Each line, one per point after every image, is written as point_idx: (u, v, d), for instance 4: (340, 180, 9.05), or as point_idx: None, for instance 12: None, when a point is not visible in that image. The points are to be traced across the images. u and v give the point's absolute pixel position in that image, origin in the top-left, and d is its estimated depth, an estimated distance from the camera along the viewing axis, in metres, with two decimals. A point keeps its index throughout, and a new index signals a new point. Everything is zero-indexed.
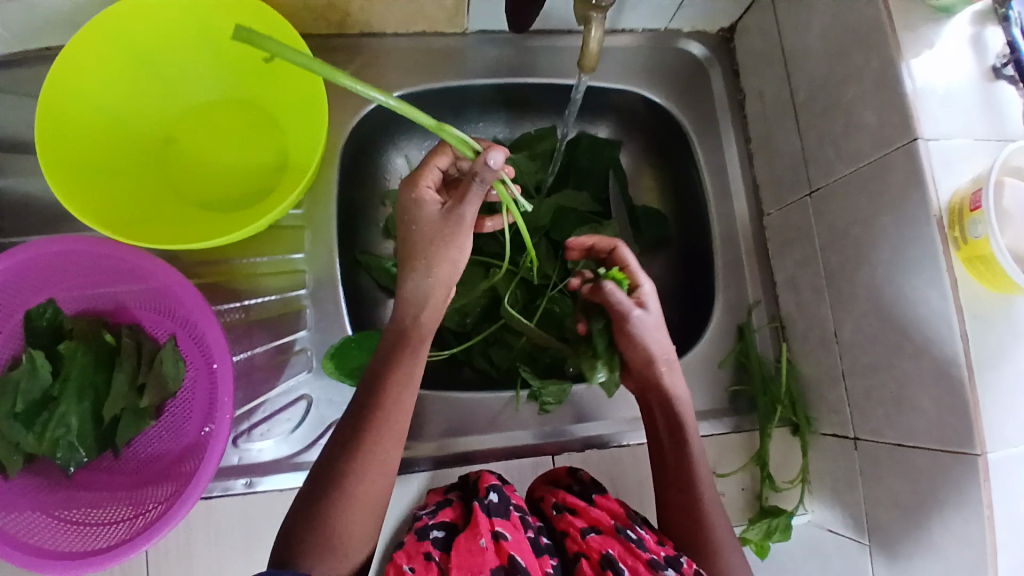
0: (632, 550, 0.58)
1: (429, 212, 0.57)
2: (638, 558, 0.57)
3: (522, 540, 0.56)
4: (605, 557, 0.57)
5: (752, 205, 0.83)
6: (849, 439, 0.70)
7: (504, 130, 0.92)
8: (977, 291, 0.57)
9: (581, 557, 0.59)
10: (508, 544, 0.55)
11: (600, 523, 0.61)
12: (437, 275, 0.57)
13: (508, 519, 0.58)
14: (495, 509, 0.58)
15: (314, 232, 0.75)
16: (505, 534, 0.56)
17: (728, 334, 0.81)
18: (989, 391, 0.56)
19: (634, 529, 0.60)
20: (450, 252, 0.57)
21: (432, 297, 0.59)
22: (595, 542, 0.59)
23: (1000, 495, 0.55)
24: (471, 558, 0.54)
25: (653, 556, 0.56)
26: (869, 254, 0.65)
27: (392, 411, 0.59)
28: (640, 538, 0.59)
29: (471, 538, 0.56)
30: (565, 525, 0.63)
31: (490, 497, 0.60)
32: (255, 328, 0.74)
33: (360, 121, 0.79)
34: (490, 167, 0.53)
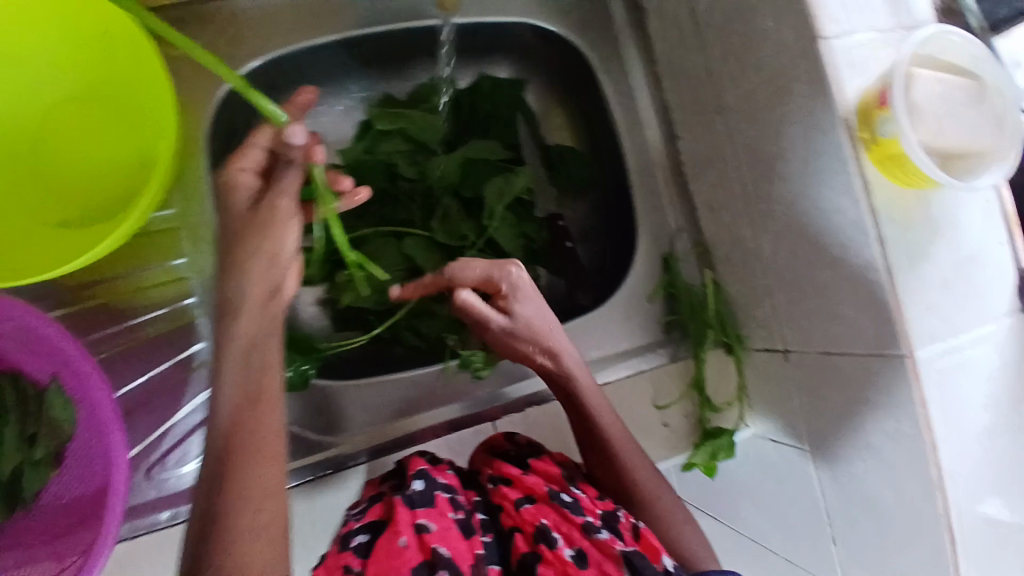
0: (566, 516, 0.58)
1: (241, 200, 0.51)
2: (572, 523, 0.57)
3: (448, 527, 0.55)
4: (539, 528, 0.57)
5: (664, 130, 0.80)
6: (780, 351, 0.71)
7: (393, 85, 0.83)
8: (890, 192, 0.55)
9: (516, 532, 0.58)
10: (430, 537, 0.53)
11: (533, 491, 0.60)
12: (250, 272, 0.49)
13: (432, 507, 0.56)
14: (419, 499, 0.56)
15: (190, 233, 0.68)
16: (427, 526, 0.54)
17: (655, 267, 0.79)
18: (910, 291, 0.56)
19: (570, 491, 0.61)
20: (259, 246, 0.50)
21: (249, 299, 0.50)
22: (528, 514, 0.59)
23: (932, 391, 0.56)
24: (392, 559, 0.52)
25: (588, 519, 0.57)
26: (781, 168, 0.63)
27: None
28: (575, 501, 0.59)
29: (390, 538, 0.53)
30: (501, 499, 0.61)
31: (415, 485, 0.58)
32: (150, 347, 0.67)
33: (224, 98, 0.71)
34: (294, 143, 0.48)
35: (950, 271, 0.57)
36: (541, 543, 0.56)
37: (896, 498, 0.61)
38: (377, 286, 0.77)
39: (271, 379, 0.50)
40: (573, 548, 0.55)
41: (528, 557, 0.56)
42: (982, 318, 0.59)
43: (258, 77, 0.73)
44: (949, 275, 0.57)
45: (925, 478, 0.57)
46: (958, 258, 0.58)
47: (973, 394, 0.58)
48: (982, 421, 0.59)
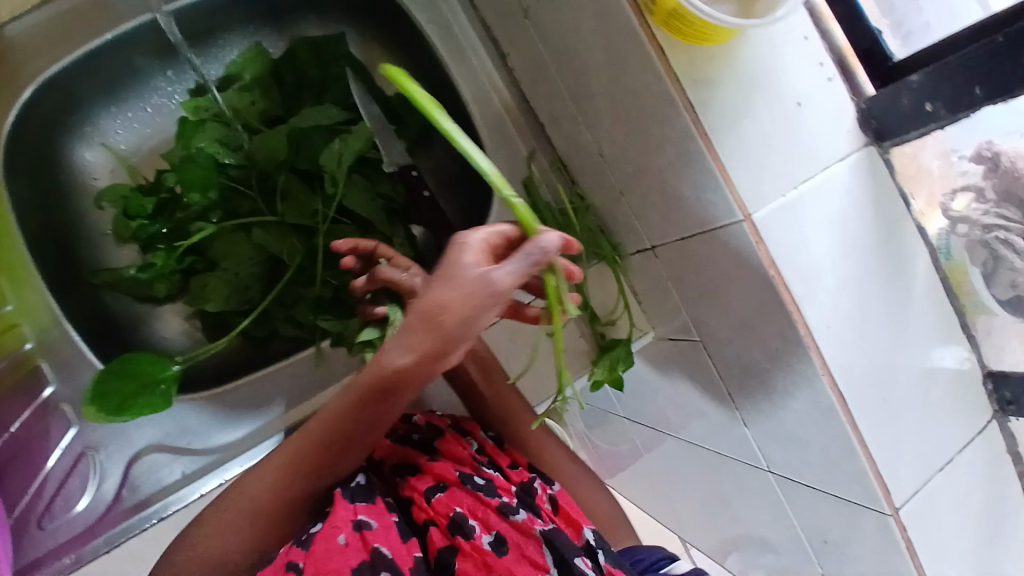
0: (480, 499, 0.56)
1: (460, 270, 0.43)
2: (487, 507, 0.56)
3: (389, 525, 0.56)
4: (453, 519, 0.55)
5: (492, 50, 0.75)
6: (649, 249, 0.67)
7: (206, 66, 0.77)
8: (688, 52, 0.51)
9: (431, 525, 0.57)
10: (371, 537, 0.54)
11: (443, 477, 0.59)
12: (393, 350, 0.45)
13: (374, 504, 0.57)
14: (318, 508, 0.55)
15: (7, 275, 0.64)
16: (368, 523, 0.55)
17: (515, 197, 0.75)
18: (733, 152, 0.52)
19: (482, 473, 0.59)
20: (425, 346, 0.44)
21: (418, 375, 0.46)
22: (441, 505, 0.57)
23: (779, 251, 0.53)
24: None
25: (502, 501, 0.56)
26: (589, 59, 0.59)
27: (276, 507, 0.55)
28: (487, 483, 0.57)
29: (330, 537, 0.54)
30: (411, 491, 0.60)
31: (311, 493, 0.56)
32: (2, 401, 0.64)
33: (14, 129, 0.65)
34: (547, 244, 0.44)
35: (774, 120, 0.53)
36: (456, 534, 0.55)
37: (779, 367, 0.59)
38: (233, 284, 0.72)
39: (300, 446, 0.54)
40: (490, 534, 0.54)
41: (444, 550, 0.55)
42: (822, 164, 0.54)
43: (49, 95, 0.67)
44: (773, 125, 0.53)
45: (795, 340, 0.55)
46: (784, 104, 0.54)
47: (828, 245, 0.55)
48: (844, 268, 0.56)
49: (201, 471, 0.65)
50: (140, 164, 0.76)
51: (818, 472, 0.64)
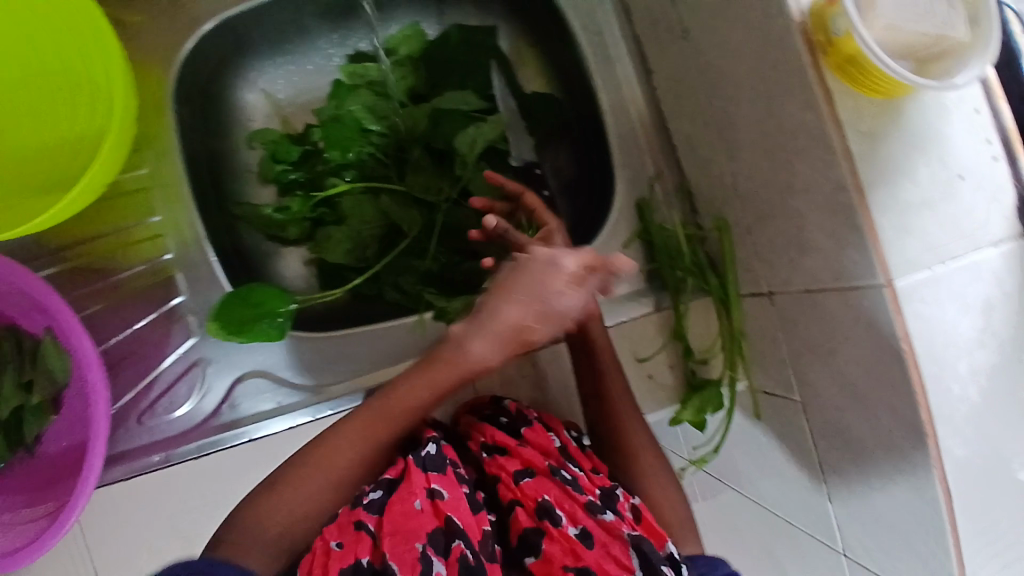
0: (569, 493, 0.60)
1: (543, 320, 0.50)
2: (575, 501, 0.59)
3: (460, 498, 0.58)
4: (541, 503, 0.59)
5: (638, 65, 0.75)
6: (765, 294, 0.65)
7: (366, 37, 0.81)
8: (857, 102, 0.49)
9: (517, 505, 0.60)
10: (445, 506, 0.57)
11: (533, 465, 0.63)
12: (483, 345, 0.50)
13: (444, 475, 0.59)
14: (431, 462, 0.59)
15: (164, 189, 0.70)
16: (442, 494, 0.57)
17: (631, 215, 0.75)
18: (884, 212, 0.50)
19: (569, 469, 0.63)
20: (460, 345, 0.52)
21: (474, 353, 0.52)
22: (530, 489, 0.61)
23: (917, 325, 0.51)
24: (408, 521, 0.56)
25: (591, 498, 0.59)
26: (745, 89, 0.58)
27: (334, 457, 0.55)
28: (574, 479, 0.61)
29: (406, 500, 0.57)
30: (498, 468, 0.64)
31: (427, 449, 0.60)
32: (132, 303, 0.70)
33: (185, 62, 0.72)
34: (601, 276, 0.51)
35: (934, 188, 0.51)
36: (544, 519, 0.58)
37: (883, 446, 0.56)
38: (354, 240, 0.77)
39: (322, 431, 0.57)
40: (577, 527, 0.58)
41: (530, 531, 0.59)
42: (975, 243, 0.51)
43: (222, 39, 0.74)
44: (934, 193, 0.51)
45: (913, 422, 0.52)
46: (946, 175, 0.51)
47: (963, 330, 0.51)
48: (981, 358, 0.52)
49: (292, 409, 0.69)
50: (292, 116, 0.80)
51: (900, 567, 0.59)
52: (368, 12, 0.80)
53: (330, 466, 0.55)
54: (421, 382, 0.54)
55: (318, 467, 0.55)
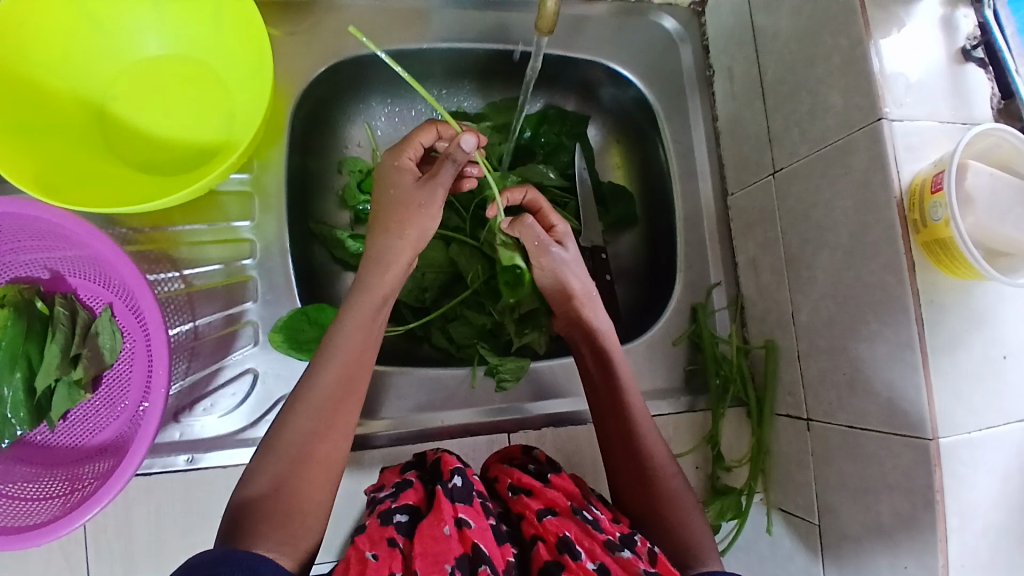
0: (588, 532, 0.58)
1: (406, 179, 0.61)
2: (594, 539, 0.57)
3: (486, 529, 0.57)
4: (562, 539, 0.57)
5: (718, 185, 0.82)
6: (803, 420, 0.71)
7: (470, 100, 0.87)
8: (935, 275, 0.57)
9: (539, 541, 0.58)
10: (472, 533, 0.55)
11: (556, 504, 0.62)
12: (394, 268, 0.61)
13: (471, 505, 0.58)
14: (459, 494, 0.59)
15: (262, 199, 0.72)
16: (468, 521, 0.56)
17: (684, 315, 0.81)
18: (943, 374, 0.56)
19: (590, 511, 0.61)
20: (416, 215, 0.60)
21: (396, 259, 0.60)
22: (551, 525, 0.59)
23: (951, 480, 0.56)
24: (436, 545, 0.54)
25: (609, 537, 0.57)
26: (829, 236, 0.65)
27: (326, 430, 0.56)
28: (595, 519, 0.59)
29: (435, 524, 0.56)
30: (522, 508, 0.63)
31: (454, 481, 0.60)
32: (199, 299, 0.70)
33: (311, 85, 0.75)
34: (462, 149, 0.58)
35: (985, 363, 0.57)
36: (564, 553, 0.56)
37: None
38: (416, 282, 0.81)
39: (357, 375, 0.59)
40: (596, 563, 0.55)
41: (550, 564, 0.56)
42: (1008, 417, 0.58)
43: (347, 69, 0.77)
44: (985, 368, 0.57)
45: (930, 567, 0.56)
46: (993, 354, 0.58)
47: (986, 491, 0.57)
48: (994, 519, 0.57)
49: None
50: (384, 153, 0.84)
51: None
52: (479, 79, 0.85)
53: (348, 382, 0.58)
54: (373, 298, 0.60)
55: (343, 389, 0.57)
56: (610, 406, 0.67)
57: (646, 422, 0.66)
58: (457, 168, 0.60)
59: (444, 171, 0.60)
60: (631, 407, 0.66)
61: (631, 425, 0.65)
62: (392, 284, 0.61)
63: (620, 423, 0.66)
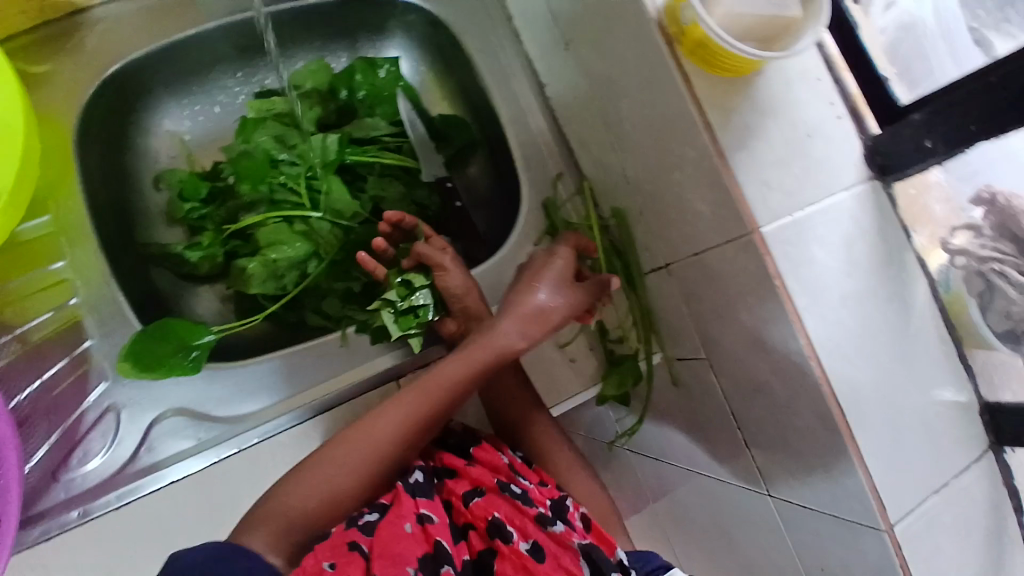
0: (517, 508, 0.61)
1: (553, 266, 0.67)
2: (525, 516, 0.60)
3: (447, 520, 0.60)
4: (492, 522, 0.59)
5: (532, 81, 0.83)
6: (664, 267, 0.71)
7: (272, 76, 0.85)
8: (710, 79, 0.57)
9: (470, 528, 0.61)
10: (434, 528, 0.58)
11: (482, 483, 0.63)
12: (507, 330, 0.65)
13: (433, 498, 0.61)
14: (420, 489, 0.62)
15: (68, 236, 0.69)
16: (430, 516, 0.59)
17: (538, 213, 0.81)
18: (748, 170, 0.56)
19: (518, 483, 0.64)
20: (503, 328, 0.65)
21: (466, 388, 0.65)
22: (479, 508, 0.61)
23: (786, 263, 0.57)
24: (399, 542, 0.56)
25: (540, 511, 0.61)
26: (622, 86, 0.66)
27: (302, 478, 0.60)
28: (524, 493, 0.62)
29: (317, 557, 0.55)
30: (448, 493, 0.64)
31: (416, 476, 0.63)
32: (38, 353, 0.68)
33: (92, 103, 0.73)
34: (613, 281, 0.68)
35: (788, 145, 0.58)
36: (496, 538, 0.58)
37: (780, 380, 0.62)
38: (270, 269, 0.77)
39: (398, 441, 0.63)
40: (528, 542, 0.58)
41: (485, 552, 0.59)
42: (829, 189, 0.59)
43: (128, 78, 0.76)
44: (789, 150, 0.58)
45: (797, 350, 0.58)
46: (796, 134, 0.58)
47: (831, 263, 0.58)
48: (849, 287, 0.59)
49: (213, 444, 0.69)
50: (201, 154, 0.83)
51: (816, 490, 0.64)
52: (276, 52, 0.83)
53: (365, 435, 0.62)
54: (463, 368, 0.64)
55: (350, 448, 0.61)
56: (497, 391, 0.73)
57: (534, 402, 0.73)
58: (585, 288, 0.67)
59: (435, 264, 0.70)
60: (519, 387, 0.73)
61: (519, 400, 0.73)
62: (514, 342, 0.65)
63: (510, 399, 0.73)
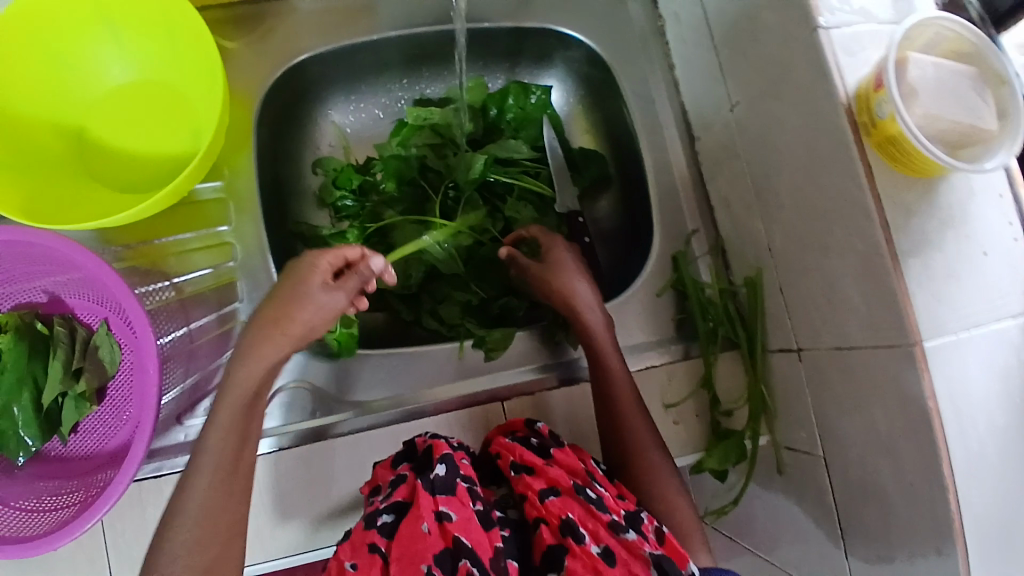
0: (591, 512, 0.59)
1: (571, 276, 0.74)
2: (598, 520, 0.58)
3: (470, 518, 0.57)
4: (566, 521, 0.58)
5: (683, 132, 0.82)
6: (794, 350, 0.69)
7: (433, 86, 0.88)
8: (895, 177, 0.55)
9: (542, 523, 0.60)
10: (452, 526, 0.55)
11: (557, 484, 0.62)
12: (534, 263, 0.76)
13: (455, 496, 0.58)
14: (442, 484, 0.59)
15: (236, 204, 0.75)
16: (449, 515, 0.56)
17: (665, 265, 0.80)
18: (919, 279, 0.55)
19: (593, 488, 0.62)
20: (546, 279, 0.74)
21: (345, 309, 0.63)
22: (554, 507, 0.60)
23: (943, 383, 0.54)
24: (417, 543, 0.56)
25: (614, 518, 0.58)
26: (788, 158, 0.64)
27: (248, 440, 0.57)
28: (598, 497, 0.60)
29: (414, 523, 0.57)
30: (524, 488, 0.63)
31: (438, 470, 0.60)
32: (192, 304, 0.71)
33: (272, 89, 0.78)
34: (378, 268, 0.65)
35: (959, 259, 0.56)
36: (567, 537, 0.57)
37: (905, 498, 0.59)
38: (401, 268, 0.82)
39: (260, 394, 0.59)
40: (599, 546, 0.56)
41: (555, 548, 0.58)
42: (995, 312, 0.56)
43: (306, 71, 0.80)
44: (962, 266, 0.56)
45: (935, 474, 0.55)
46: (971, 250, 0.56)
47: (983, 390, 0.55)
48: (997, 418, 0.55)
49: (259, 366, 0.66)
50: (356, 149, 0.88)
51: None
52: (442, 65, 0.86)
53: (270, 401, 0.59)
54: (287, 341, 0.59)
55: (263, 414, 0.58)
56: (599, 384, 0.71)
57: (631, 410, 0.68)
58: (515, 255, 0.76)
59: (351, 284, 0.63)
60: (615, 392, 0.69)
61: (615, 406, 0.69)
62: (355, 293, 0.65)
63: (607, 401, 0.70)
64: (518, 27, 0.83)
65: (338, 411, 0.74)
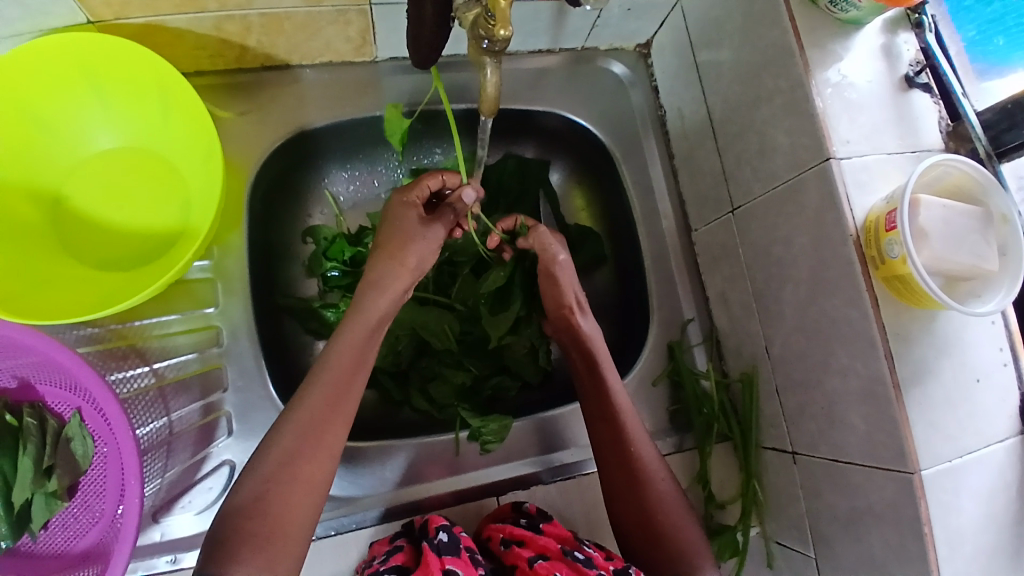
0: None
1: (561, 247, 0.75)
2: None
3: None
4: None
5: (680, 221, 0.83)
6: (788, 453, 0.70)
7: (434, 157, 0.87)
8: (898, 308, 0.57)
9: None
10: None
11: (547, 549, 0.63)
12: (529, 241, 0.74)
13: (459, 557, 0.60)
14: (446, 548, 0.60)
15: (226, 284, 0.72)
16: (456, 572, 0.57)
17: (660, 354, 0.81)
18: (919, 409, 0.56)
19: (581, 550, 0.63)
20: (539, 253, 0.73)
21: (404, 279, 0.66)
22: (542, 569, 0.60)
23: (937, 510, 0.56)
24: None
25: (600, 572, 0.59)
26: (792, 272, 0.65)
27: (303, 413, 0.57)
28: (587, 557, 0.61)
29: None
30: (514, 558, 0.64)
31: (440, 537, 0.62)
32: (173, 391, 0.68)
33: (266, 161, 0.76)
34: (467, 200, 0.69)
35: (954, 388, 0.57)
36: None
37: None
38: (390, 346, 0.79)
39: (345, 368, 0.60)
40: None
41: None
42: (985, 438, 0.58)
43: (303, 141, 0.78)
44: (956, 395, 0.57)
45: None
46: (965, 378, 0.58)
47: (973, 514, 0.57)
48: (986, 541, 0.57)
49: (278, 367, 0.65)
50: (350, 218, 0.86)
51: None
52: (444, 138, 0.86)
53: (335, 400, 0.58)
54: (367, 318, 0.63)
55: (329, 407, 0.58)
56: (598, 408, 0.68)
57: (632, 422, 0.67)
58: (456, 217, 0.71)
59: (446, 216, 0.69)
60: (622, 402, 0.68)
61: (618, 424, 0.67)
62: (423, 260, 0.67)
63: (610, 423, 0.67)
64: (523, 108, 0.83)
65: (327, 505, 0.72)
